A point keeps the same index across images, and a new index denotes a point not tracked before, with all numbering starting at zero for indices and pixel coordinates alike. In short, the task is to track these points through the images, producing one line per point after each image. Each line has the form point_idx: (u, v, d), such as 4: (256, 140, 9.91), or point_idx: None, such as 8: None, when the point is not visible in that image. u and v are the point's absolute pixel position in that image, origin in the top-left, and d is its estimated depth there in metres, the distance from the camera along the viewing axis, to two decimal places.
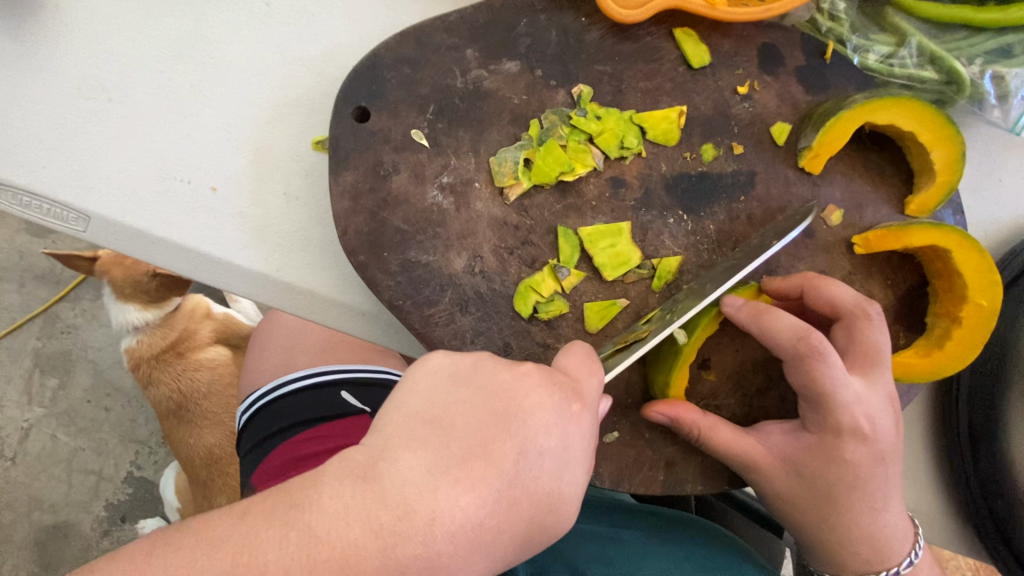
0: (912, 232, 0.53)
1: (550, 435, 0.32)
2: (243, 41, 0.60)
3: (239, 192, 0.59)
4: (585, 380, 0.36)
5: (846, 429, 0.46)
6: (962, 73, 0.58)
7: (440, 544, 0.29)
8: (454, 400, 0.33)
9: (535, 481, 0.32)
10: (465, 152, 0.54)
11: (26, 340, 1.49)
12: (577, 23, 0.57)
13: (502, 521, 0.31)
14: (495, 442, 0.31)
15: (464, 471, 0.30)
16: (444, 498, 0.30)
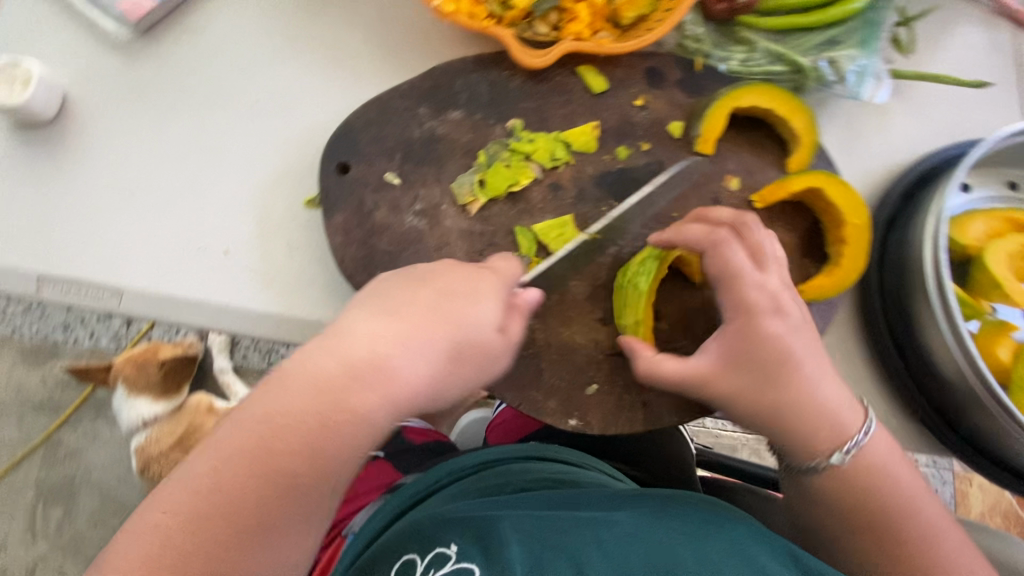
0: (792, 180, 0.67)
1: (451, 288, 0.52)
2: (239, 132, 0.74)
3: (248, 250, 0.70)
4: (487, 268, 0.56)
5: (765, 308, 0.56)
6: (804, 61, 0.75)
7: (380, 350, 0.47)
8: (387, 284, 0.53)
9: (448, 309, 0.50)
10: (430, 183, 0.67)
11: (27, 473, 1.50)
12: (501, 75, 0.72)
13: (427, 335, 0.49)
14: (415, 294, 0.51)
15: (395, 311, 0.49)
16: (381, 327, 0.48)
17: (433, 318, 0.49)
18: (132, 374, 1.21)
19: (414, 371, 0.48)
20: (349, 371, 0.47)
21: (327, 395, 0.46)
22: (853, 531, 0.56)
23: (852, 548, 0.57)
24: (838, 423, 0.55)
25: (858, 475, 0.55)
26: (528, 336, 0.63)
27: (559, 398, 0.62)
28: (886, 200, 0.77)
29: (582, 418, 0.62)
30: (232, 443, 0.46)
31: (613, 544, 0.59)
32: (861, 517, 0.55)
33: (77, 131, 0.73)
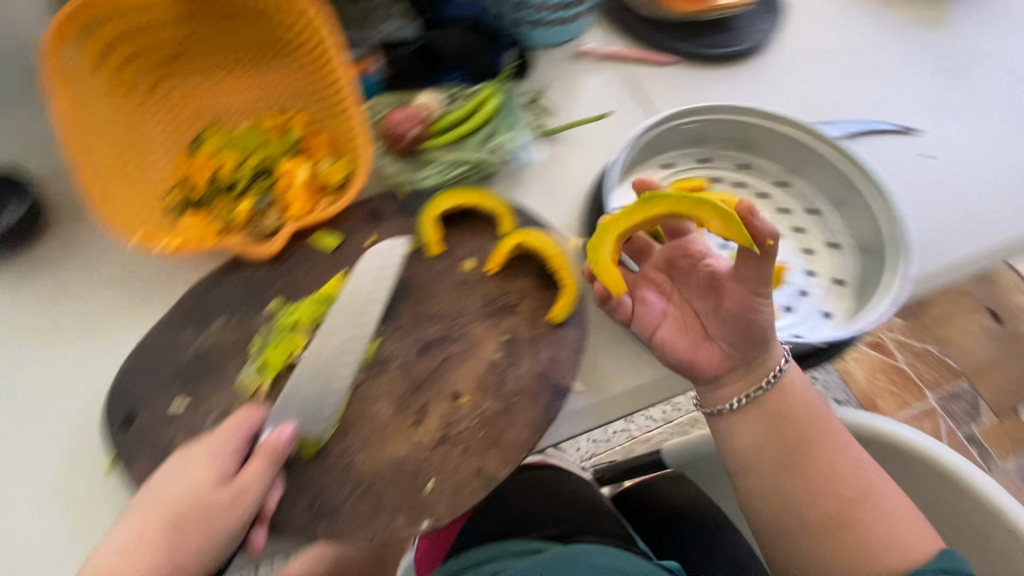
0: (502, 244, 0.86)
1: (175, 476, 0.64)
2: (13, 438, 0.74)
3: (63, 543, 0.69)
4: (218, 429, 0.68)
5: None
6: (476, 158, 0.96)
7: (113, 557, 0.60)
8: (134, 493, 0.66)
9: (165, 495, 0.63)
10: (217, 390, 0.73)
11: None
12: (247, 272, 0.83)
13: (145, 525, 0.61)
14: (143, 496, 0.64)
15: (126, 516, 0.63)
16: (116, 536, 0.61)
17: (152, 509, 0.62)
18: None
19: (147, 560, 0.60)
20: None
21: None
22: (773, 468, 0.78)
23: (773, 483, 0.78)
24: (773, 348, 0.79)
25: (781, 399, 0.79)
26: (357, 471, 0.69)
27: (406, 509, 0.68)
28: (588, 218, 0.95)
29: (432, 514, 0.68)
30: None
31: None
32: (779, 444, 0.79)
33: None
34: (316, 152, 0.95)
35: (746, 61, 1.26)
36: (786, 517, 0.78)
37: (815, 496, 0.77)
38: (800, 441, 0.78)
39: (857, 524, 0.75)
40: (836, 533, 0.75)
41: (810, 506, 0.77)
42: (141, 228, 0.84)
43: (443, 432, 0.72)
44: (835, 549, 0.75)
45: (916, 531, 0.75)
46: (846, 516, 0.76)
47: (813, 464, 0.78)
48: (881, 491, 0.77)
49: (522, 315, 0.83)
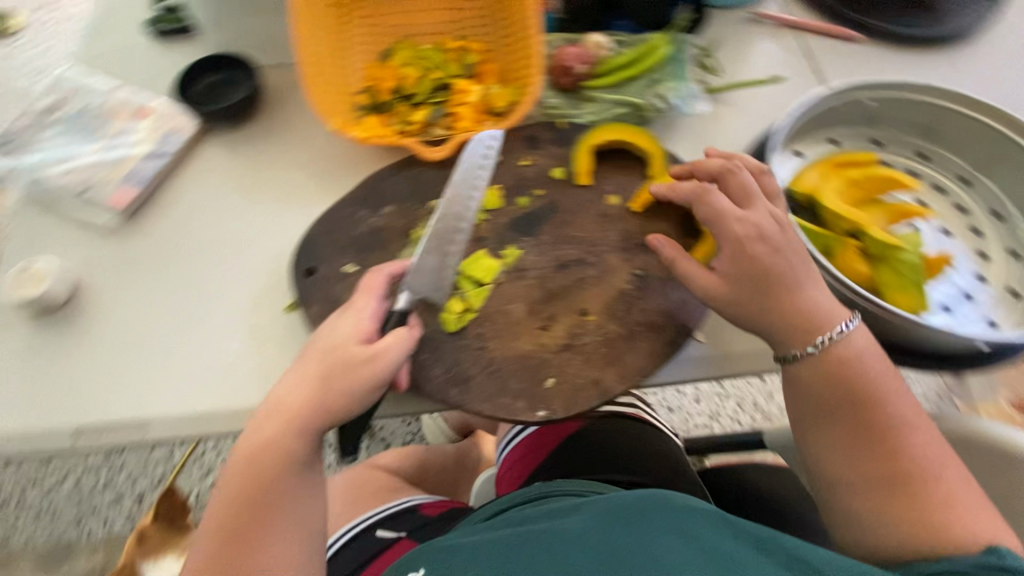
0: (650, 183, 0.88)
1: (332, 334, 0.74)
2: (221, 269, 0.91)
3: (246, 357, 0.84)
4: (360, 298, 0.77)
5: (744, 237, 0.77)
6: (638, 101, 0.98)
7: (286, 399, 0.72)
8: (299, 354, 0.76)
9: (323, 349, 0.73)
10: (382, 263, 0.84)
11: None
12: (417, 171, 0.93)
13: (310, 373, 0.72)
14: (306, 355, 0.75)
15: (294, 368, 0.74)
16: (287, 382, 0.73)
17: (314, 364, 0.73)
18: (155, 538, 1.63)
19: (308, 400, 0.71)
20: (275, 421, 0.72)
21: (273, 424, 0.72)
22: (826, 422, 0.73)
23: (833, 439, 0.73)
24: (828, 316, 0.74)
25: (839, 361, 0.73)
26: (488, 354, 0.77)
27: (526, 397, 0.74)
28: None
29: (548, 407, 0.74)
30: (236, 475, 0.72)
31: (559, 548, 0.72)
32: (839, 408, 0.72)
33: (87, 306, 0.88)
34: (488, 78, 1.03)
35: (946, 47, 1.14)
36: (832, 479, 0.73)
37: (861, 460, 0.71)
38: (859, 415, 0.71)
39: (919, 488, 0.68)
40: (887, 493, 0.69)
41: (862, 466, 0.71)
42: (336, 117, 0.97)
43: (567, 341, 0.78)
44: (888, 506, 0.69)
45: (984, 521, 0.66)
46: (899, 482, 0.69)
47: (877, 433, 0.71)
48: (942, 474, 0.69)
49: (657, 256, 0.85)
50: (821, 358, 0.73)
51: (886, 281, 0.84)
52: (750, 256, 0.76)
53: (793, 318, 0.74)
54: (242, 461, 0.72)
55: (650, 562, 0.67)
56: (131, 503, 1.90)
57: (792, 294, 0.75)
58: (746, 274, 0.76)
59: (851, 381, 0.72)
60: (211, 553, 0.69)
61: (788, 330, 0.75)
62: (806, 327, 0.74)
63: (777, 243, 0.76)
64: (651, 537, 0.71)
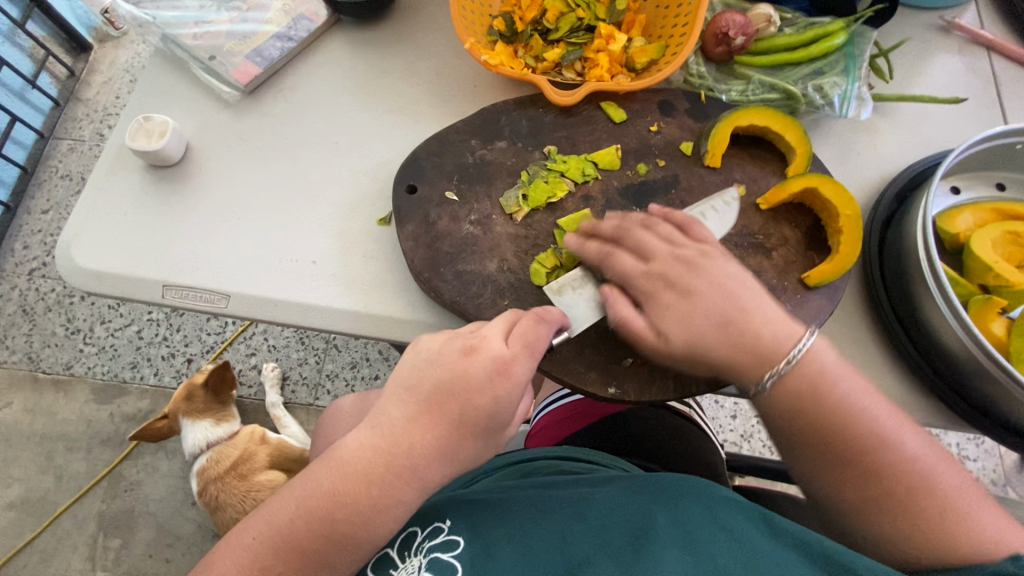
0: (790, 182, 0.79)
1: (447, 362, 0.65)
2: (323, 167, 0.90)
3: (330, 260, 0.84)
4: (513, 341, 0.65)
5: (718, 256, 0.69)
6: (794, 90, 0.88)
7: (407, 436, 0.63)
8: (424, 377, 0.66)
9: (466, 396, 0.63)
10: (483, 198, 0.81)
11: (92, 504, 1.95)
12: (537, 112, 0.88)
13: (440, 417, 0.63)
14: (441, 390, 0.64)
15: (424, 400, 0.64)
16: (412, 417, 0.64)
17: (450, 408, 0.63)
18: (189, 404, 1.74)
19: (429, 439, 0.63)
20: (388, 454, 0.63)
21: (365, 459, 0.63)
22: (792, 451, 0.64)
23: (808, 467, 0.63)
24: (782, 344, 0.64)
25: (795, 386, 0.62)
26: (571, 317, 0.74)
27: (599, 370, 0.71)
28: (882, 201, 0.87)
29: (620, 386, 0.71)
30: (312, 502, 0.63)
31: (592, 517, 0.70)
32: (801, 430, 0.63)
33: (193, 172, 0.90)
34: (634, 29, 0.95)
35: None
36: (825, 501, 0.63)
37: (841, 486, 0.61)
38: (816, 436, 0.62)
39: (924, 499, 0.57)
40: (888, 514, 0.58)
41: (848, 490, 0.60)
42: (469, 37, 0.92)
43: None
44: (892, 532, 0.58)
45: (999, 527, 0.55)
46: (896, 497, 0.58)
47: (851, 456, 0.60)
48: (943, 486, 0.57)
49: (772, 262, 0.78)
50: (774, 395, 0.63)
51: (1019, 351, 0.73)
52: (660, 310, 0.67)
53: (754, 346, 0.63)
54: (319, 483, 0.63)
55: (690, 550, 0.63)
56: (181, 362, 2.04)
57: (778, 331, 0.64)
58: (704, 312, 0.65)
59: (819, 401, 0.61)
60: (271, 553, 0.62)
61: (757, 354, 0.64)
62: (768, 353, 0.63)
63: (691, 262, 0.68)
64: (690, 523, 0.66)
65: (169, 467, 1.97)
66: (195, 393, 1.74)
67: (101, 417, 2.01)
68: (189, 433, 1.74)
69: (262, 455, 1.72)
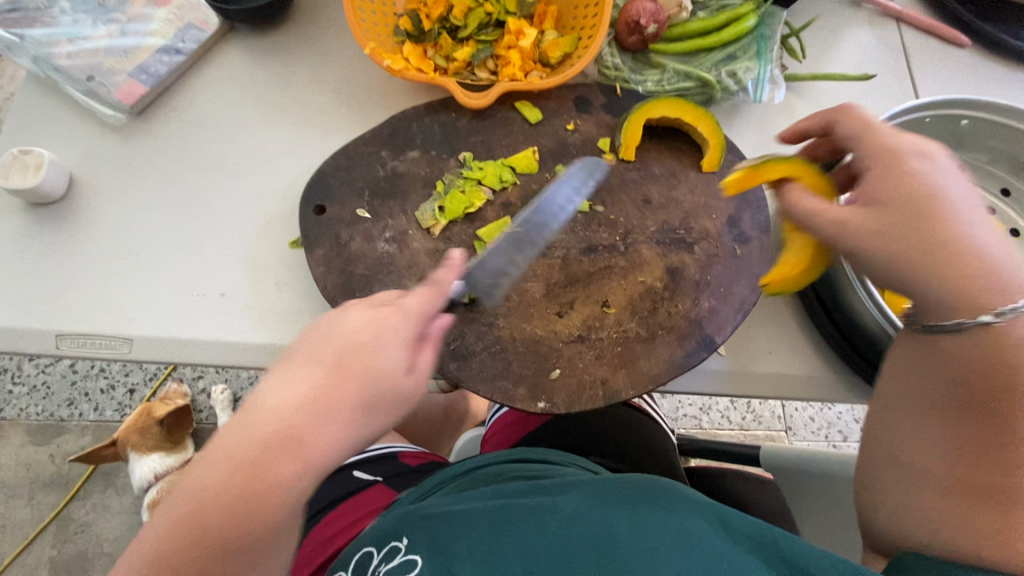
0: (765, 171, 0.73)
1: (327, 340, 0.56)
2: (228, 192, 0.85)
3: (241, 291, 0.80)
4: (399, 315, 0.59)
5: (917, 160, 0.57)
6: (708, 77, 0.87)
7: (292, 410, 0.53)
8: (315, 350, 0.56)
9: (363, 360, 0.55)
10: (397, 213, 0.77)
11: (40, 552, 1.83)
12: (450, 117, 0.84)
13: (332, 387, 0.54)
14: (344, 356, 0.55)
15: (314, 369, 0.55)
16: (288, 396, 0.53)
17: (343, 373, 0.55)
18: (140, 437, 1.66)
19: (326, 423, 0.53)
20: (267, 440, 0.51)
21: (249, 459, 0.51)
22: (927, 412, 0.57)
23: (934, 434, 0.56)
24: (986, 287, 0.53)
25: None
26: (495, 333, 0.71)
27: (527, 384, 0.69)
28: None
29: (549, 399, 0.69)
30: (175, 527, 0.51)
31: (554, 526, 0.65)
32: (956, 395, 0.55)
33: (82, 207, 0.83)
34: (545, 21, 0.91)
35: None
36: (905, 466, 0.57)
37: (950, 460, 0.54)
38: (982, 409, 0.53)
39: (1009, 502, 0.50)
40: (973, 504, 0.52)
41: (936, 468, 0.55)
42: (371, 41, 0.87)
43: (582, 333, 0.72)
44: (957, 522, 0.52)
45: None
46: (984, 493, 0.51)
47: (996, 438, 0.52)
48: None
49: (696, 256, 0.78)
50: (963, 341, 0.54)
51: None
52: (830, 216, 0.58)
53: (952, 269, 0.54)
54: (233, 463, 0.51)
55: (653, 554, 0.60)
56: (123, 393, 1.93)
57: (960, 253, 0.54)
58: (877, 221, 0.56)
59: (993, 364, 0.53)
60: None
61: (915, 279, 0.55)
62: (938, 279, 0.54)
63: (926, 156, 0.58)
64: (653, 527, 0.64)
65: (121, 504, 1.88)
66: (147, 426, 1.67)
67: (40, 459, 1.90)
68: (137, 467, 1.64)
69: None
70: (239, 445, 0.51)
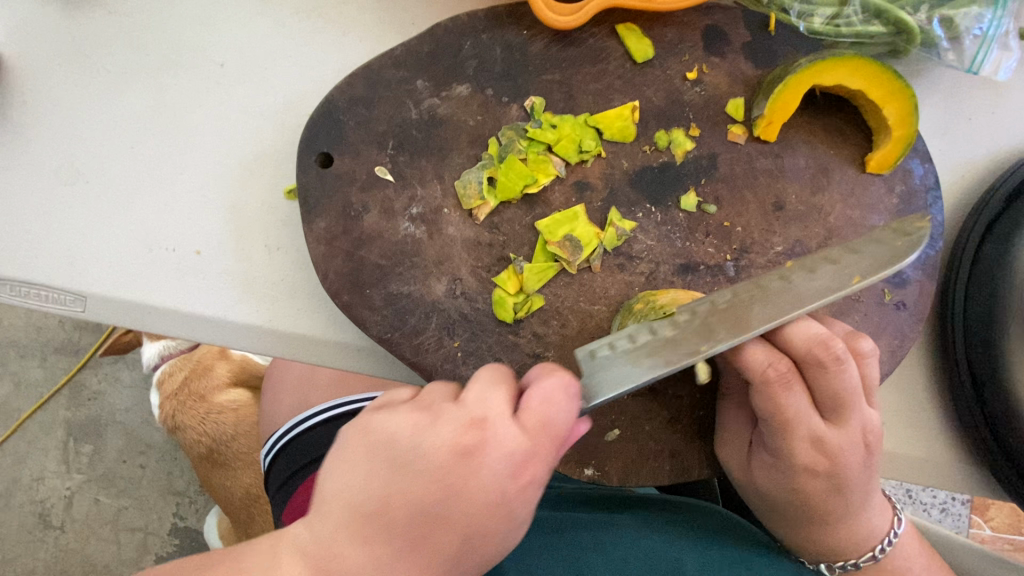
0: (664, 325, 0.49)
1: (435, 466, 0.37)
2: (207, 107, 0.63)
3: (223, 252, 0.61)
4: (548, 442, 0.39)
5: (804, 465, 0.47)
6: (911, 22, 0.56)
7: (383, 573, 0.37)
8: (413, 482, 0.37)
9: (507, 519, 0.38)
10: (430, 180, 0.56)
11: (55, 411, 1.39)
12: (520, 36, 0.58)
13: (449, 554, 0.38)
14: (477, 513, 0.38)
15: (429, 519, 0.37)
16: (361, 553, 0.37)
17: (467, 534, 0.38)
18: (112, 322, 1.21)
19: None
20: None
21: (390, 547, 0.37)
22: None
23: None
24: (860, 538, 0.50)
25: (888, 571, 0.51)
26: None
27: (573, 444, 0.54)
28: (990, 201, 0.61)
29: (599, 467, 0.54)
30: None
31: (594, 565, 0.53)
32: None
33: (19, 101, 0.62)
34: None
35: None
36: None
37: None
38: None
39: None
40: None
41: None
42: None
43: (655, 386, 0.54)
44: None
45: None
46: None
47: None
48: None
49: (828, 296, 0.56)
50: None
51: None
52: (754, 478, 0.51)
53: (824, 542, 0.51)
54: (370, 540, 0.37)
55: None
56: None
57: (825, 530, 0.50)
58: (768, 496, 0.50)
59: None
60: None
61: (811, 541, 0.51)
62: (824, 548, 0.51)
63: (846, 483, 0.47)
64: None
65: (133, 376, 1.38)
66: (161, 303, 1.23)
67: None
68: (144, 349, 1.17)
69: (220, 364, 1.14)
70: (377, 516, 0.37)
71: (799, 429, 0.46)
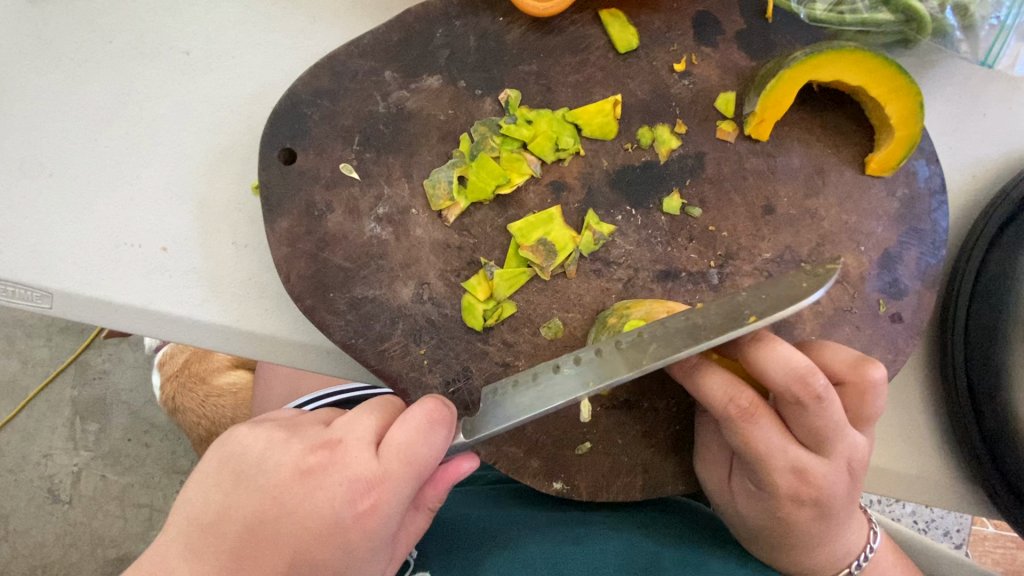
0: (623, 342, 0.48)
1: (261, 484, 0.39)
2: (171, 97, 0.60)
3: (190, 249, 0.59)
4: (393, 471, 0.39)
5: (783, 493, 0.44)
6: (921, 9, 0.51)
7: None
8: (248, 497, 0.39)
9: (342, 544, 0.39)
10: (397, 178, 0.53)
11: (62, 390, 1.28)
12: (495, 23, 0.54)
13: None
14: (282, 537, 0.38)
15: (251, 539, 0.38)
16: (185, 568, 0.38)
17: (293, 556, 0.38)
18: None
19: None
20: None
21: (211, 564, 0.38)
22: None
23: None
24: (837, 559, 0.48)
25: None
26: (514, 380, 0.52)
27: (543, 457, 0.52)
28: (1002, 205, 0.57)
29: (569, 481, 0.52)
30: None
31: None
32: None
33: None
34: None
35: None
36: None
37: None
38: None
39: None
40: None
41: None
42: None
43: (630, 400, 0.53)
44: None
45: None
46: None
47: None
48: None
49: (818, 306, 0.53)
50: None
51: None
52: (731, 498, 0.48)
53: (804, 564, 0.48)
54: (195, 555, 0.38)
55: None
56: None
57: (808, 552, 0.47)
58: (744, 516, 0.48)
59: None
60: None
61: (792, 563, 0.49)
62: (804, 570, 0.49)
63: (828, 508, 0.45)
64: None
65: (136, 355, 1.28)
66: None
67: None
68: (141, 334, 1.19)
69: None
70: (212, 529, 0.39)
71: (773, 460, 0.43)
